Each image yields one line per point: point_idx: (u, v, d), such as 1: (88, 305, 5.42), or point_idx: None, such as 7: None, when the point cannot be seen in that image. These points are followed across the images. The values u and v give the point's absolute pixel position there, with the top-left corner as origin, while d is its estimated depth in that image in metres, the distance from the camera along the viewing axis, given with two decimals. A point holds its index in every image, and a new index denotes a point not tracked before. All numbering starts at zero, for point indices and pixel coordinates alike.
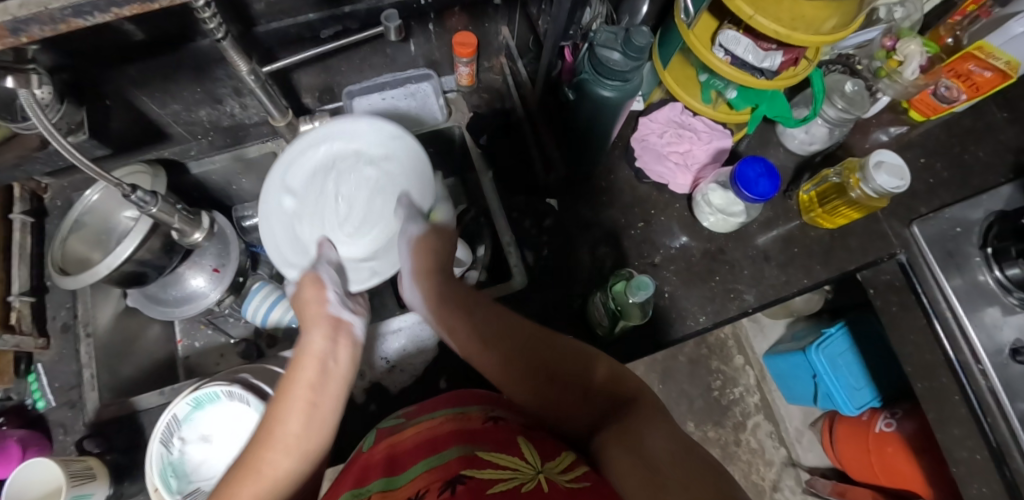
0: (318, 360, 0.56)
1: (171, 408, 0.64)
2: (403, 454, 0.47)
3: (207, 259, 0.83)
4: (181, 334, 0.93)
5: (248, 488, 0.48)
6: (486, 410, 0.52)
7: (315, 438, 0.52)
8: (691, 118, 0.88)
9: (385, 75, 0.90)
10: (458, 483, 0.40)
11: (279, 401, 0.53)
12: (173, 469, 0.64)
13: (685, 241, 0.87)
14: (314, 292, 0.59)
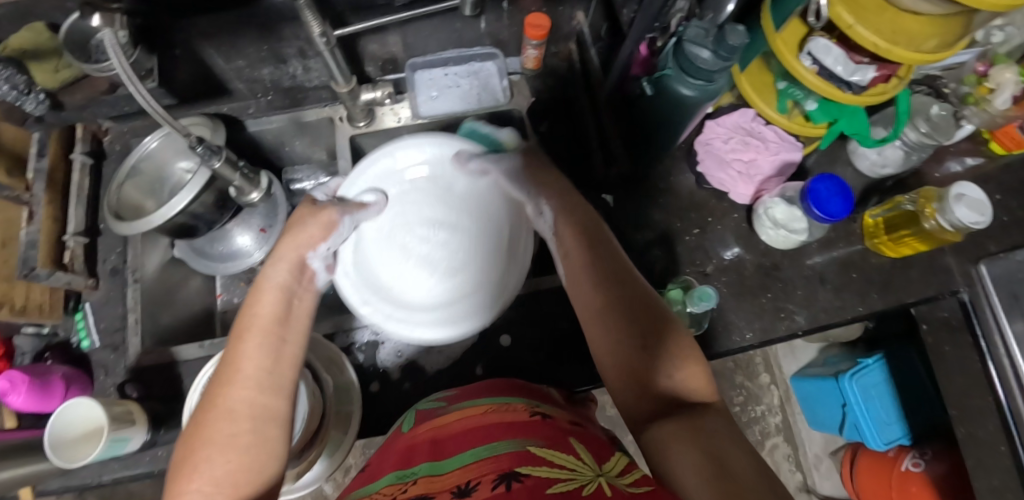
0: (276, 294, 0.55)
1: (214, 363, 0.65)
2: (450, 440, 0.45)
3: (255, 218, 0.84)
4: (221, 288, 0.94)
5: (218, 425, 0.46)
6: (530, 404, 0.50)
7: (274, 366, 0.50)
8: (762, 127, 0.83)
9: (450, 51, 0.87)
10: (514, 480, 0.37)
11: (238, 338, 0.51)
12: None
13: (738, 252, 0.84)
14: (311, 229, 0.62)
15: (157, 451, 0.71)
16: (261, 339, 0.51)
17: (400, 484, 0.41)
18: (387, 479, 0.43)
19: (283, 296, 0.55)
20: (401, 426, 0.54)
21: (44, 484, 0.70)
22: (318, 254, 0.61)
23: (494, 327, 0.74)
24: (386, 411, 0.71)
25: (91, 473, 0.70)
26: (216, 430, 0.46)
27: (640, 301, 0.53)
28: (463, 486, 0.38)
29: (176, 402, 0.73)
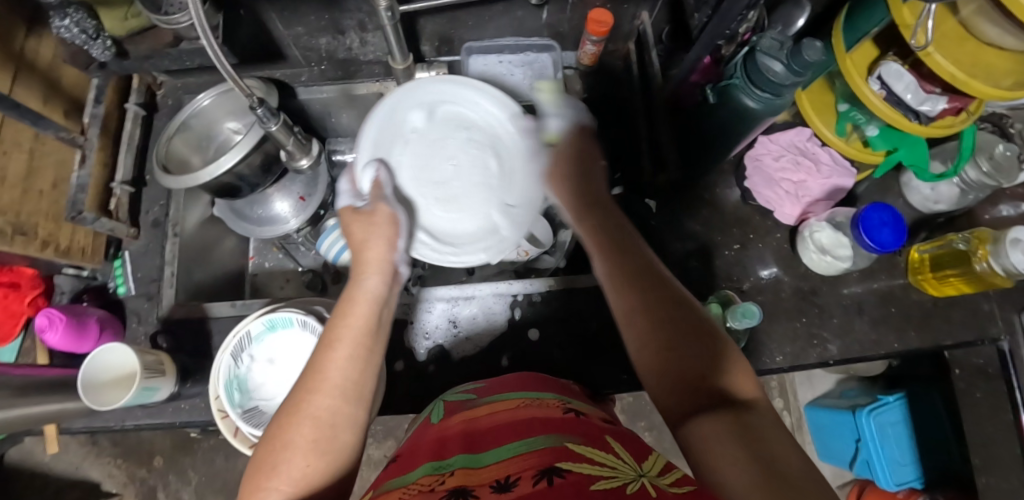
0: (368, 304, 0.54)
1: (247, 324, 0.65)
2: (483, 433, 0.45)
3: (295, 186, 0.84)
4: (254, 251, 0.95)
5: (301, 430, 0.45)
6: (562, 401, 0.50)
7: (362, 378, 0.49)
8: (817, 148, 0.81)
9: (508, 38, 0.86)
10: (555, 475, 0.36)
11: (328, 347, 0.50)
12: (237, 383, 0.65)
13: (776, 272, 0.82)
14: (377, 230, 0.59)
15: (181, 403, 0.72)
16: (352, 349, 0.50)
17: (434, 476, 0.40)
18: (422, 468, 0.42)
19: (373, 308, 0.54)
20: (428, 416, 0.54)
21: (70, 422, 0.72)
22: (399, 253, 0.60)
23: (523, 321, 0.74)
24: (407, 392, 0.71)
25: (116, 418, 0.71)
26: (299, 432, 0.45)
27: (669, 300, 0.50)
28: (501, 480, 0.38)
29: (205, 357, 0.74)
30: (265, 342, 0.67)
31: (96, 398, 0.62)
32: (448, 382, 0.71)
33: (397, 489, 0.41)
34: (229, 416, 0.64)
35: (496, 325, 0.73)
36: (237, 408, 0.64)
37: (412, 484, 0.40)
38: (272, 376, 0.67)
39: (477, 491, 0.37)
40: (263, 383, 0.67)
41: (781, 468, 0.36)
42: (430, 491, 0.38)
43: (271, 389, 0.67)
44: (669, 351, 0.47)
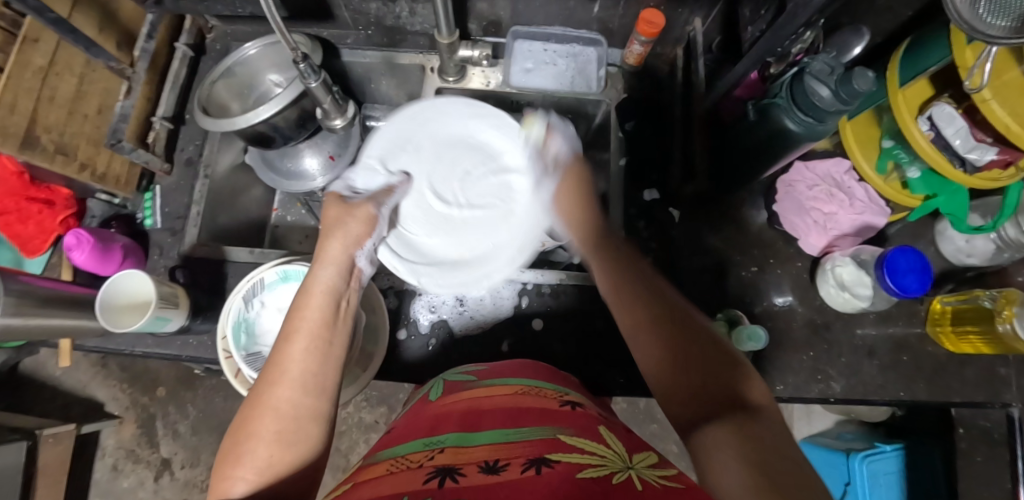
0: (324, 295, 0.53)
1: (262, 271, 0.67)
2: (480, 415, 0.47)
3: (327, 145, 0.86)
4: (279, 204, 0.97)
5: (261, 420, 0.45)
6: (558, 392, 0.51)
7: (311, 366, 0.48)
8: (853, 182, 0.80)
9: (556, 27, 0.85)
10: (544, 463, 0.38)
11: (285, 338, 0.50)
12: (244, 326, 0.66)
13: (791, 301, 0.81)
14: (354, 224, 0.59)
15: (189, 338, 0.74)
16: (307, 339, 0.49)
17: (426, 451, 0.43)
18: (410, 443, 0.45)
19: (326, 298, 0.53)
20: (426, 394, 0.56)
21: (83, 340, 0.75)
22: (363, 250, 0.59)
23: (529, 311, 0.74)
24: (405, 363, 0.72)
25: (126, 342, 0.74)
26: (260, 424, 0.45)
27: (667, 320, 0.50)
28: (489, 462, 0.40)
29: (217, 298, 0.76)
30: (277, 291, 0.68)
31: (104, 307, 0.65)
32: (445, 359, 0.72)
33: (388, 460, 0.43)
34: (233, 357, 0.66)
35: (502, 311, 0.74)
36: (242, 350, 0.65)
37: (401, 458, 0.43)
38: (280, 325, 0.68)
39: (463, 468, 0.39)
40: (270, 331, 0.68)
41: (773, 460, 0.36)
42: (417, 466, 0.40)
43: (275, 337, 0.68)
44: (676, 337, 0.48)
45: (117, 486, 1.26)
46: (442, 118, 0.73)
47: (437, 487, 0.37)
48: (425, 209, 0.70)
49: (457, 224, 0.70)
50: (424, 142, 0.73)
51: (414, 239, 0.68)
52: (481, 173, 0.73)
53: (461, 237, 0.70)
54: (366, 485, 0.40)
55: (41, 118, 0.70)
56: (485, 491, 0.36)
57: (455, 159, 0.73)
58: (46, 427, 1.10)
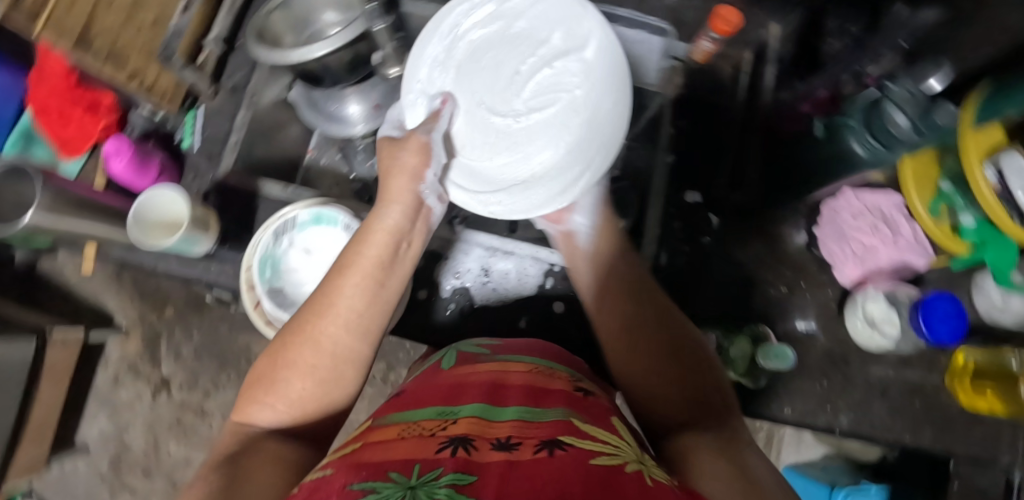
0: (383, 235, 0.55)
1: (295, 209, 0.66)
2: (494, 389, 0.46)
3: (373, 93, 0.84)
4: (313, 145, 0.92)
5: (300, 351, 0.49)
6: (574, 378, 0.51)
7: (355, 307, 0.50)
8: (901, 216, 0.77)
9: (623, 11, 0.78)
10: (557, 446, 0.37)
11: (339, 273, 0.52)
12: (271, 261, 0.67)
13: (813, 328, 0.80)
14: (410, 158, 0.60)
15: (212, 264, 0.75)
16: (360, 281, 0.51)
17: (439, 421, 0.42)
18: (424, 410, 0.44)
19: (383, 241, 0.54)
20: (439, 361, 0.55)
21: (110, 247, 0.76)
22: (425, 184, 0.60)
23: (552, 293, 0.73)
24: (422, 325, 0.73)
25: (150, 258, 0.76)
26: (301, 354, 0.49)
27: (660, 329, 0.54)
28: (502, 439, 0.39)
29: (244, 229, 0.76)
30: (306, 231, 0.68)
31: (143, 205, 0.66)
32: (461, 326, 0.72)
33: (400, 424, 0.42)
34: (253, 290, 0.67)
35: (524, 290, 0.73)
36: (266, 284, 0.66)
37: (414, 424, 0.42)
38: (306, 265, 0.68)
39: (477, 442, 0.38)
40: (296, 269, 0.69)
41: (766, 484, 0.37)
42: (430, 434, 0.40)
43: (299, 276, 0.69)
44: (674, 352, 0.52)
45: (115, 396, 1.30)
46: (476, 24, 0.69)
47: (450, 457, 0.36)
48: (484, 127, 0.68)
49: (523, 133, 0.68)
50: (468, 56, 0.69)
51: (479, 164, 0.67)
52: (531, 64, 0.68)
53: (531, 145, 0.67)
54: (376, 446, 0.39)
55: (99, 22, 0.71)
56: (500, 465, 0.35)
57: (504, 62, 0.69)
58: (56, 328, 1.13)
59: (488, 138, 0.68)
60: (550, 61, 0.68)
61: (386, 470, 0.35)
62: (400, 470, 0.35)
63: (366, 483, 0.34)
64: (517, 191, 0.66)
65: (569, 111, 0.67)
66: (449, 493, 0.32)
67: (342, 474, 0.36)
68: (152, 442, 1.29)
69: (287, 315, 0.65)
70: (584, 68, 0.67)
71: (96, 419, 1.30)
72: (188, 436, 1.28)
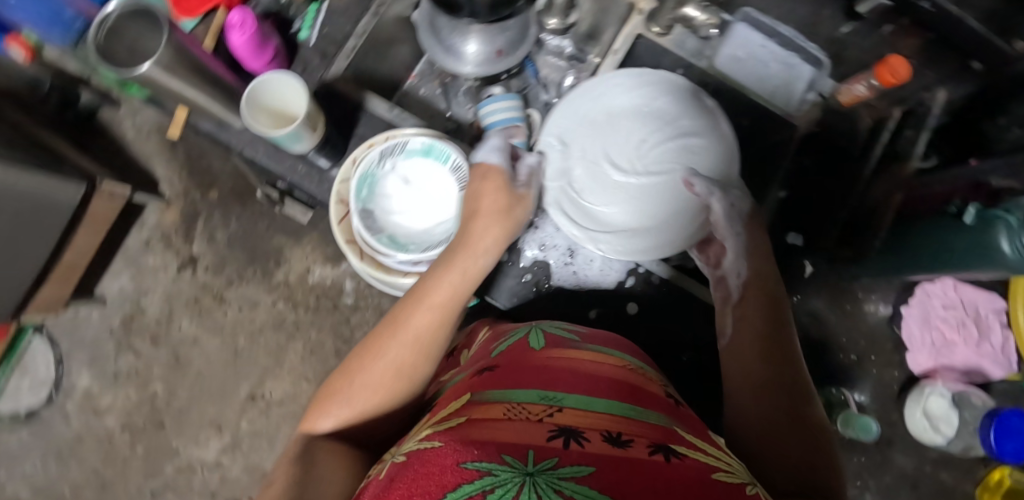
0: (465, 277, 0.56)
1: (410, 135, 0.68)
2: (588, 379, 0.45)
3: (499, 38, 0.75)
4: (417, 72, 0.89)
5: (373, 372, 0.50)
6: (660, 379, 0.51)
7: (432, 338, 0.52)
8: (994, 323, 0.75)
9: (787, 29, 0.78)
10: (673, 454, 0.37)
11: (421, 300, 0.53)
12: (370, 181, 0.68)
13: (863, 400, 0.78)
14: (493, 194, 0.61)
15: (299, 164, 0.72)
16: (434, 321, 0.52)
17: (543, 406, 0.41)
18: (523, 390, 0.43)
19: (469, 283, 0.56)
20: (525, 337, 0.53)
21: (197, 118, 0.71)
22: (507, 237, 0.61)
23: (629, 292, 0.71)
24: (492, 286, 0.71)
25: (238, 140, 0.71)
26: (369, 376, 0.50)
27: (788, 388, 0.51)
28: (611, 433, 0.38)
29: (342, 136, 0.74)
30: (412, 161, 0.70)
31: (259, 83, 0.65)
32: (531, 299, 0.71)
33: (501, 402, 0.42)
34: (343, 203, 0.69)
35: (604, 282, 0.71)
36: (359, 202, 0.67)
37: (518, 406, 0.41)
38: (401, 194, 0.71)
39: (588, 434, 0.38)
40: (389, 196, 0.70)
41: None
42: (536, 420, 0.39)
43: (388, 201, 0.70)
44: (796, 417, 0.49)
45: (143, 259, 1.30)
46: (613, 91, 0.72)
47: (565, 448, 0.36)
48: (599, 176, 0.71)
49: (636, 191, 0.70)
50: (601, 114, 0.72)
51: (590, 205, 0.70)
52: (657, 140, 0.71)
53: (640, 203, 0.70)
54: (482, 426, 0.39)
55: None
56: (618, 463, 0.35)
57: (630, 127, 0.72)
58: (106, 180, 1.09)
59: (601, 199, 0.70)
60: (674, 137, 0.70)
61: (499, 453, 0.35)
62: (514, 455, 0.35)
63: (481, 464, 0.33)
64: (619, 235, 0.68)
65: (680, 184, 0.69)
66: (573, 487, 0.32)
67: (453, 450, 0.35)
68: (167, 313, 1.29)
69: (373, 236, 0.67)
70: (704, 151, 0.69)
71: (119, 276, 1.30)
72: (203, 318, 1.28)
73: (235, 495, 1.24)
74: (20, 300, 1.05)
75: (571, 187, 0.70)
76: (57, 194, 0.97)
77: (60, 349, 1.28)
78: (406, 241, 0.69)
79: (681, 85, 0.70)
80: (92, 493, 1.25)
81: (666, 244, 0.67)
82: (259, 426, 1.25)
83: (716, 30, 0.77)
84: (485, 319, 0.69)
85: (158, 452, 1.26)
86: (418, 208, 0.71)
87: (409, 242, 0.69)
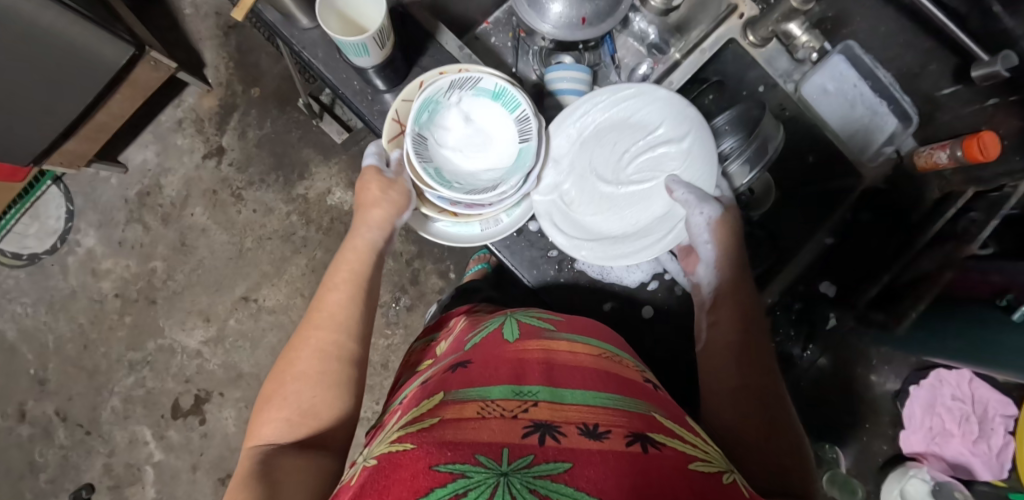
0: (360, 252, 0.61)
1: (486, 72, 0.59)
2: (565, 371, 0.44)
3: (588, 5, 0.73)
4: (493, 19, 0.86)
5: (305, 361, 0.51)
6: (637, 366, 0.50)
7: (347, 314, 0.55)
8: (996, 427, 0.74)
9: (889, 77, 0.75)
10: (650, 444, 0.37)
11: (327, 288, 0.57)
12: (431, 107, 0.59)
13: (845, 464, 0.77)
14: (366, 196, 0.63)
15: (355, 80, 0.69)
16: (343, 292, 0.57)
17: (516, 401, 0.39)
18: (497, 386, 0.41)
19: (362, 257, 0.61)
20: (500, 329, 0.52)
21: (263, 6, 0.68)
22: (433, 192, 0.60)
23: (648, 296, 0.69)
24: (515, 254, 0.69)
25: (300, 40, 0.68)
26: (303, 363, 0.51)
27: (761, 389, 0.54)
28: (588, 426, 0.37)
29: (407, 61, 0.69)
30: (479, 101, 0.61)
31: None
32: (551, 279, 0.69)
33: (474, 400, 0.40)
34: (398, 123, 0.64)
35: (627, 280, 0.69)
36: (416, 127, 0.58)
37: (491, 403, 0.40)
38: (459, 130, 0.61)
39: (563, 429, 0.37)
40: (447, 129, 0.61)
41: None
42: (511, 417, 0.38)
43: (443, 135, 0.61)
44: (770, 414, 0.52)
45: (172, 137, 1.29)
46: (599, 103, 0.66)
47: (539, 444, 0.35)
48: (588, 190, 0.67)
49: (624, 202, 0.67)
50: (586, 126, 0.67)
51: (578, 217, 0.67)
52: (643, 148, 0.67)
53: (630, 212, 0.67)
54: (456, 424, 0.37)
55: None
56: (594, 458, 0.34)
57: (616, 137, 0.67)
58: (154, 49, 1.06)
59: (591, 213, 0.67)
60: (656, 146, 0.67)
61: (473, 452, 0.33)
62: (488, 454, 0.33)
63: (454, 465, 0.32)
64: (611, 248, 0.66)
65: (664, 193, 0.67)
66: (548, 485, 0.32)
67: (425, 451, 0.33)
68: (183, 197, 1.28)
69: (420, 163, 0.57)
70: (690, 158, 0.66)
71: (145, 147, 1.29)
72: (216, 210, 1.28)
73: (207, 387, 1.26)
74: (46, 145, 1.04)
75: (560, 201, 0.66)
76: (106, 51, 0.94)
77: (73, 205, 1.29)
78: (451, 179, 0.60)
79: (665, 96, 0.66)
80: (73, 350, 1.27)
81: (652, 253, 0.66)
82: (246, 328, 1.26)
83: (815, 55, 0.73)
84: (461, 311, 0.70)
85: (145, 327, 1.27)
86: (474, 150, 0.61)
87: (454, 180, 0.60)
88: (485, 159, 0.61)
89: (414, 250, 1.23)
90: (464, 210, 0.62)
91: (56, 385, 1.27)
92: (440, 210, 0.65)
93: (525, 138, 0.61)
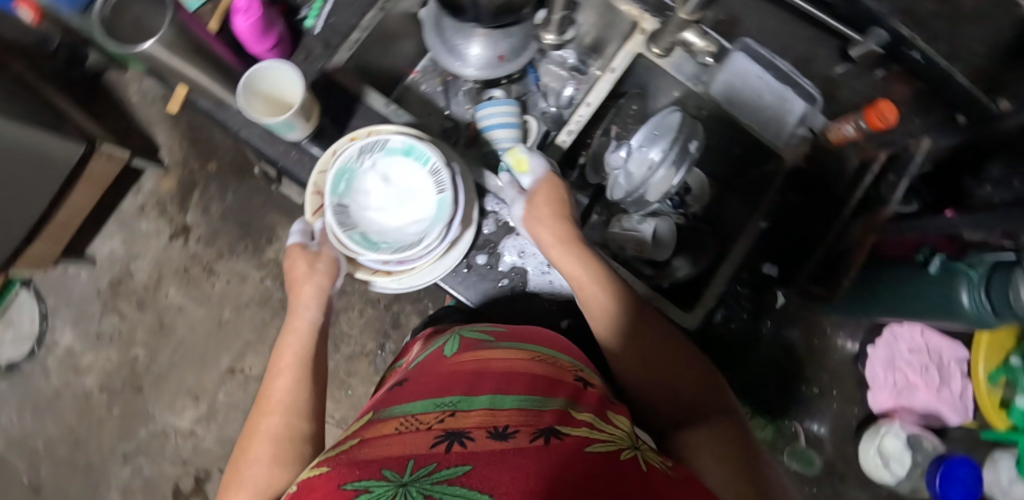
0: (299, 334, 0.63)
1: (391, 133, 0.64)
2: (488, 375, 0.46)
3: (502, 43, 0.76)
4: (420, 68, 0.90)
5: (257, 445, 0.52)
6: (573, 367, 0.52)
7: (294, 397, 0.56)
8: (954, 373, 0.77)
9: (786, 64, 0.79)
10: (551, 435, 0.38)
11: (274, 374, 0.59)
12: (346, 175, 0.64)
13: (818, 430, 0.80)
14: (301, 270, 0.68)
15: (292, 150, 0.71)
16: (287, 375, 0.58)
17: (434, 412, 0.41)
18: (422, 401, 0.43)
19: (307, 336, 0.63)
20: (441, 348, 0.54)
21: (196, 96, 0.71)
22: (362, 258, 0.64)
23: None
24: (468, 286, 0.71)
25: (235, 121, 0.71)
26: (257, 444, 0.52)
27: (642, 346, 0.59)
28: (498, 428, 0.39)
29: (340, 124, 0.72)
30: (392, 160, 0.65)
31: (259, 68, 0.66)
32: (506, 304, 0.71)
33: (397, 417, 0.42)
34: (319, 194, 0.67)
35: None
36: (335, 197, 0.64)
37: (411, 417, 0.41)
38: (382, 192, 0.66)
39: (473, 434, 0.38)
40: (367, 192, 0.66)
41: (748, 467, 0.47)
42: (425, 428, 0.39)
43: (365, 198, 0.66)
44: (652, 360, 0.58)
45: (136, 224, 1.31)
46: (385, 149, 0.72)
47: (445, 451, 0.36)
48: None
49: None
50: None
51: None
52: None
53: None
54: (372, 443, 0.38)
55: None
56: (494, 459, 0.35)
57: None
58: (104, 143, 1.08)
59: None
60: None
61: (379, 467, 0.34)
62: (393, 468, 0.34)
63: (359, 482, 0.33)
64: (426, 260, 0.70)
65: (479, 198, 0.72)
66: (443, 488, 0.32)
67: (338, 472, 0.35)
68: (155, 280, 1.30)
69: (344, 233, 0.63)
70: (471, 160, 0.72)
71: (111, 237, 1.30)
72: (190, 287, 1.29)
73: (206, 465, 1.25)
74: (9, 253, 1.06)
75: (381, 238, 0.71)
76: (59, 153, 0.97)
77: (46, 305, 1.29)
78: (378, 240, 0.66)
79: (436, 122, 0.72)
80: (64, 449, 1.26)
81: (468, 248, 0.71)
82: (236, 399, 1.27)
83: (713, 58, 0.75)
84: (421, 336, 0.71)
85: (134, 415, 1.27)
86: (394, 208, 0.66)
87: (382, 240, 0.66)
88: (405, 213, 0.66)
89: (392, 294, 1.25)
90: (393, 266, 0.66)
91: (53, 488, 1.25)
92: (374, 270, 0.68)
93: (441, 189, 0.64)
